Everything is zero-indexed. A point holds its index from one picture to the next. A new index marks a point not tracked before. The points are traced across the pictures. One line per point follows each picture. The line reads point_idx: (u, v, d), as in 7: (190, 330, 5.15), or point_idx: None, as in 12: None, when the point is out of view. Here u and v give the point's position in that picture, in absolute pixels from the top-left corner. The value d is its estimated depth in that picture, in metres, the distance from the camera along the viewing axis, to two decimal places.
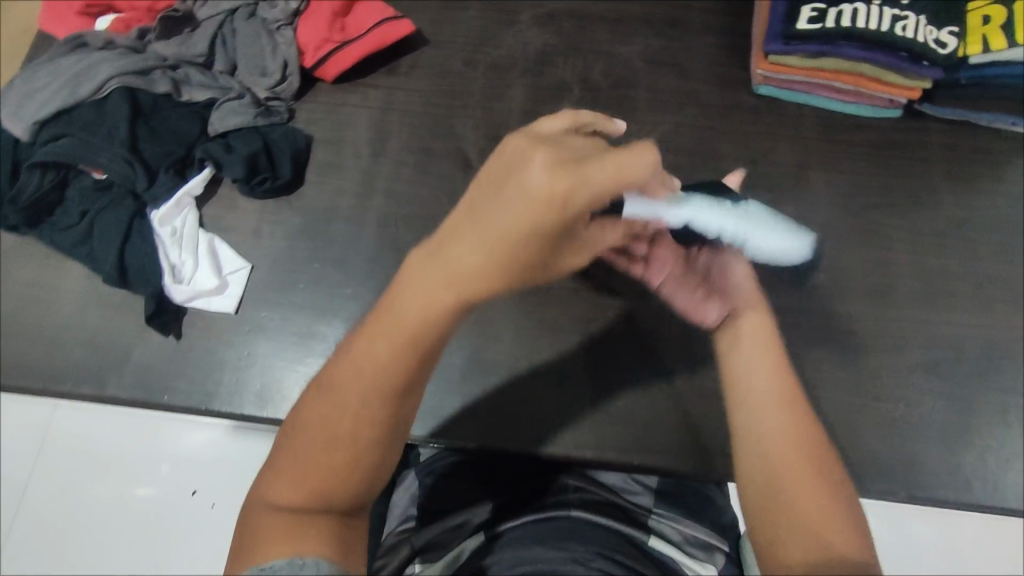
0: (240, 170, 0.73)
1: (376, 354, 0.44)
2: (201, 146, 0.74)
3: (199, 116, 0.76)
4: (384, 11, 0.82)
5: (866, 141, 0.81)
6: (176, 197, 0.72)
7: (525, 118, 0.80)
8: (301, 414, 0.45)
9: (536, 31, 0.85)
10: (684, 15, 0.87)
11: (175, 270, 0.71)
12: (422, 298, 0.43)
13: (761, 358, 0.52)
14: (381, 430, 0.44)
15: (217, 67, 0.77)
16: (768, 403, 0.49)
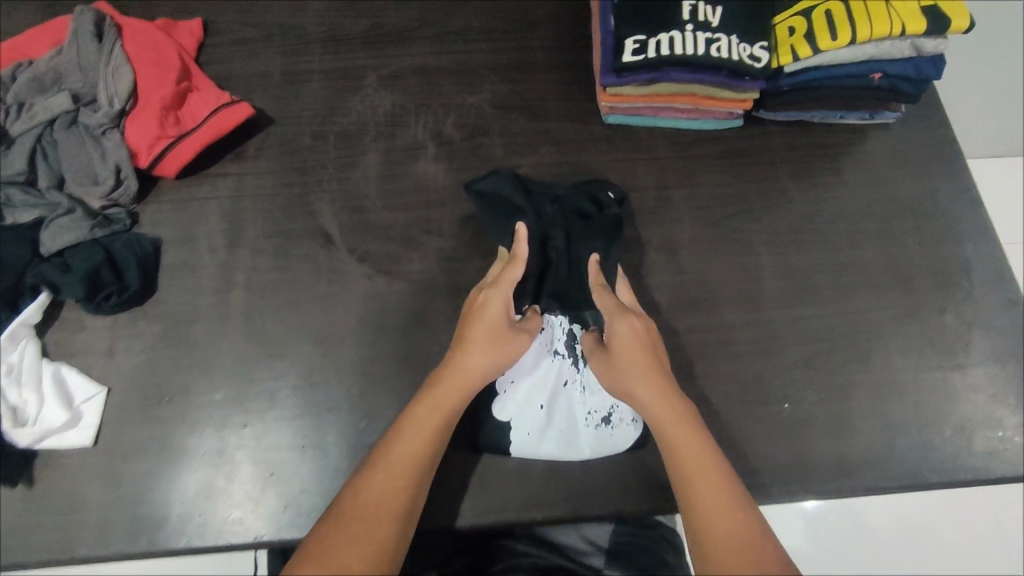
0: (79, 291, 0.68)
1: (413, 450, 0.61)
2: (33, 271, 0.69)
3: (29, 238, 0.71)
4: (220, 97, 0.79)
5: (715, 153, 0.84)
6: (10, 331, 0.67)
7: (383, 183, 0.79)
8: (343, 505, 0.58)
9: (383, 94, 0.85)
10: (528, 57, 0.89)
11: (17, 412, 0.64)
12: (439, 401, 0.64)
13: (697, 454, 0.61)
14: (408, 513, 0.59)
15: (41, 183, 0.73)
16: (710, 490, 0.59)
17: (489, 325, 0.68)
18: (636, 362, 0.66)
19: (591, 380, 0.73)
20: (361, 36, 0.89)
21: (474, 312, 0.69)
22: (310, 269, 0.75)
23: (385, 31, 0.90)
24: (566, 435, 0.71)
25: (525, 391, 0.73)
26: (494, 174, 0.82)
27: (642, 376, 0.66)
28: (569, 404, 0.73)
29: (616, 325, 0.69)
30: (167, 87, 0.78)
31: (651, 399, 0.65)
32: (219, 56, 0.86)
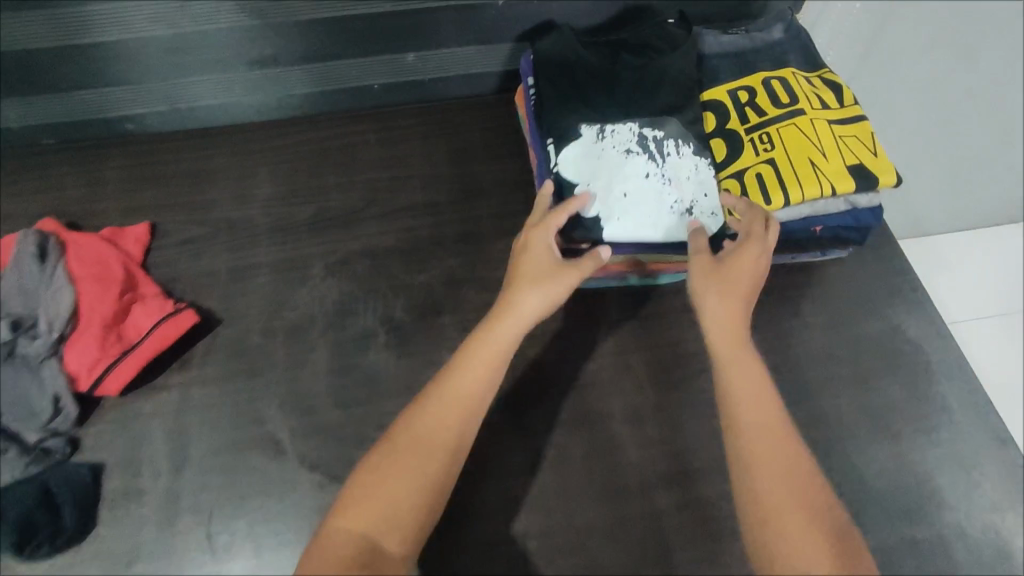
0: (6, 545, 0.64)
1: (441, 435, 0.59)
2: None
3: None
4: (163, 308, 0.78)
5: (669, 310, 0.83)
6: None
7: (333, 381, 0.77)
8: (333, 531, 0.55)
9: (330, 282, 0.84)
10: (476, 226, 0.90)
11: None
12: (439, 428, 0.59)
13: (754, 398, 0.59)
14: (423, 500, 0.56)
15: None
16: (762, 456, 0.57)
17: (538, 267, 0.67)
18: (745, 270, 0.65)
19: (672, 171, 0.74)
20: (308, 222, 0.89)
21: (509, 305, 0.65)
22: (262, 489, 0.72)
23: (331, 215, 0.90)
24: (648, 215, 0.72)
25: (607, 186, 0.73)
26: (447, 355, 0.79)
27: (747, 358, 0.62)
28: (654, 188, 0.73)
29: (707, 288, 0.64)
30: (108, 303, 0.77)
31: (750, 395, 0.60)
32: (167, 258, 0.86)
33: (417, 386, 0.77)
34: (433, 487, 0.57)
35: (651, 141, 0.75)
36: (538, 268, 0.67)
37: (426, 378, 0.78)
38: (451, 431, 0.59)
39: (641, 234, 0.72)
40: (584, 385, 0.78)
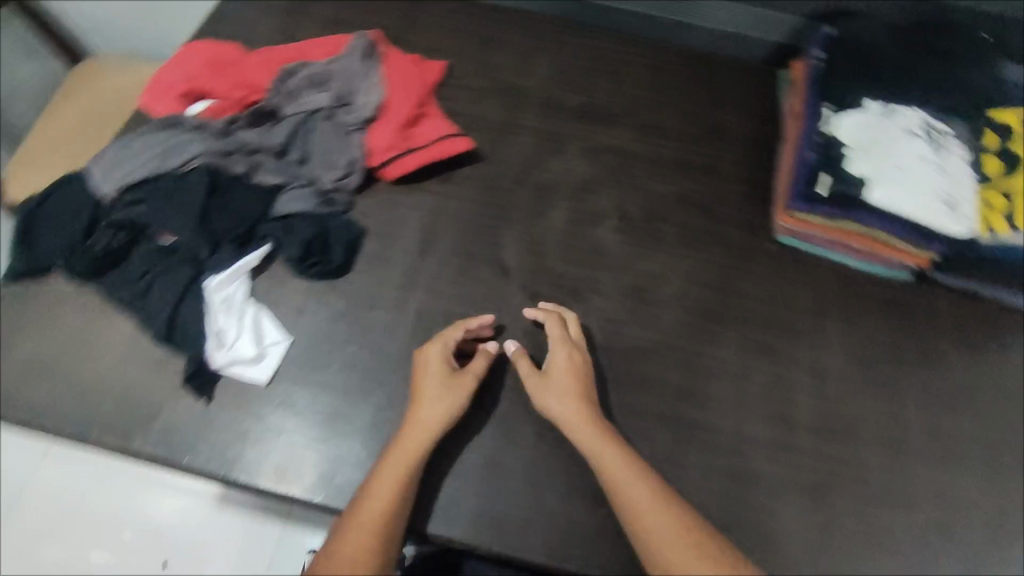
0: (296, 250, 0.78)
1: (393, 475, 0.64)
2: (264, 224, 0.80)
3: (266, 197, 0.82)
4: (448, 128, 0.90)
5: (879, 297, 0.86)
6: (234, 268, 0.76)
7: (563, 238, 0.87)
8: (338, 544, 0.59)
9: (580, 162, 0.94)
10: (717, 165, 0.97)
11: (220, 335, 0.73)
12: (382, 495, 0.62)
13: (637, 487, 0.64)
14: (382, 531, 0.61)
15: (290, 157, 0.85)
16: (663, 531, 0.61)
17: (433, 380, 0.70)
18: (570, 376, 0.72)
19: (945, 164, 0.80)
20: (574, 108, 1.00)
21: (422, 395, 0.69)
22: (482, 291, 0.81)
23: (594, 110, 1.00)
24: (915, 190, 0.78)
25: (884, 156, 0.80)
26: (663, 257, 0.87)
27: (604, 458, 0.66)
28: (926, 172, 0.79)
29: (553, 395, 0.70)
30: (409, 109, 0.90)
31: (640, 486, 0.64)
32: (452, 95, 0.99)
33: (632, 269, 0.86)
34: (392, 524, 0.61)
35: (928, 134, 0.82)
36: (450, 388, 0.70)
37: (642, 266, 0.86)
38: (383, 497, 0.62)
39: (901, 206, 0.78)
40: (778, 328, 0.84)
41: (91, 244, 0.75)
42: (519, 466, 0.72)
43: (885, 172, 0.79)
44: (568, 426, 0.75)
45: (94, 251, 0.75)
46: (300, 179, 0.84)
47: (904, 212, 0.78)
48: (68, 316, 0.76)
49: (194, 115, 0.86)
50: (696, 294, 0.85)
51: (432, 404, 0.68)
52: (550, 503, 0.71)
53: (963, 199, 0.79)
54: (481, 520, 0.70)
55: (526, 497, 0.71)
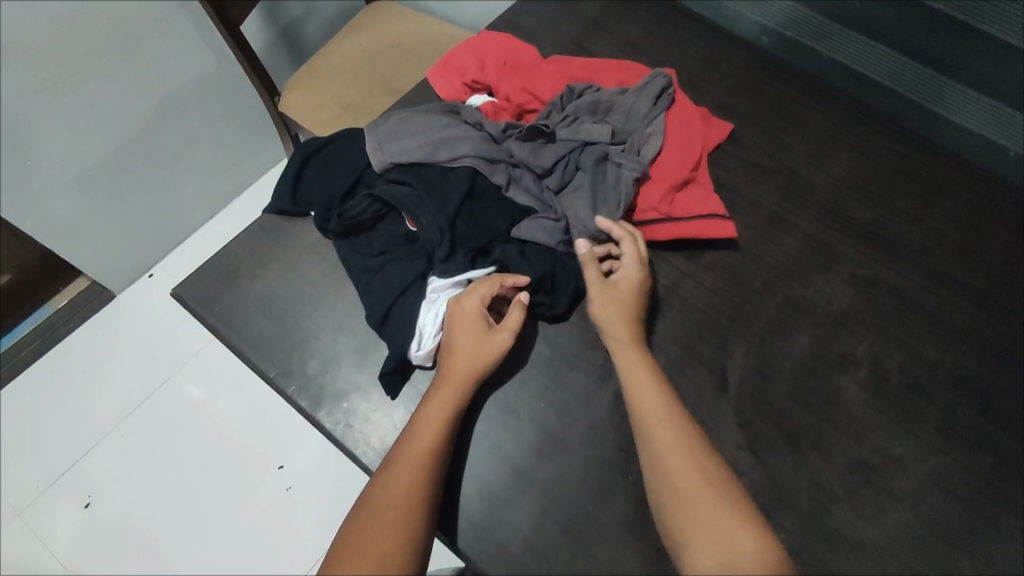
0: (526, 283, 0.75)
1: (441, 406, 0.67)
2: (501, 245, 0.78)
3: (512, 217, 0.80)
4: (716, 207, 0.83)
5: None
6: (459, 279, 0.74)
7: (798, 370, 0.76)
8: (391, 470, 0.62)
9: (846, 289, 0.81)
10: (1016, 351, 0.79)
11: (421, 337, 0.72)
12: (429, 431, 0.65)
13: (672, 423, 0.65)
14: (428, 460, 0.63)
15: (548, 184, 0.81)
16: (695, 465, 0.62)
17: (467, 312, 0.71)
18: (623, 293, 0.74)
19: None
20: (861, 225, 0.86)
21: (460, 338, 0.70)
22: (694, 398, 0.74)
23: (884, 234, 0.85)
24: None
25: None
26: (912, 439, 0.73)
27: (661, 422, 0.65)
28: None
29: (611, 306, 0.73)
30: (681, 172, 0.83)
31: (662, 415, 0.66)
32: (727, 164, 0.90)
33: (868, 438, 0.73)
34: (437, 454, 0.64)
35: None
36: (486, 335, 0.70)
37: (880, 442, 0.73)
38: (434, 433, 0.65)
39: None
40: None
41: (348, 208, 0.77)
42: None
43: None
44: None
45: (346, 216, 0.77)
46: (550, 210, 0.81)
47: None
48: (306, 265, 0.80)
49: (474, 111, 0.85)
50: (936, 499, 0.71)
51: (471, 336, 0.70)
52: None
53: None
54: None
55: None
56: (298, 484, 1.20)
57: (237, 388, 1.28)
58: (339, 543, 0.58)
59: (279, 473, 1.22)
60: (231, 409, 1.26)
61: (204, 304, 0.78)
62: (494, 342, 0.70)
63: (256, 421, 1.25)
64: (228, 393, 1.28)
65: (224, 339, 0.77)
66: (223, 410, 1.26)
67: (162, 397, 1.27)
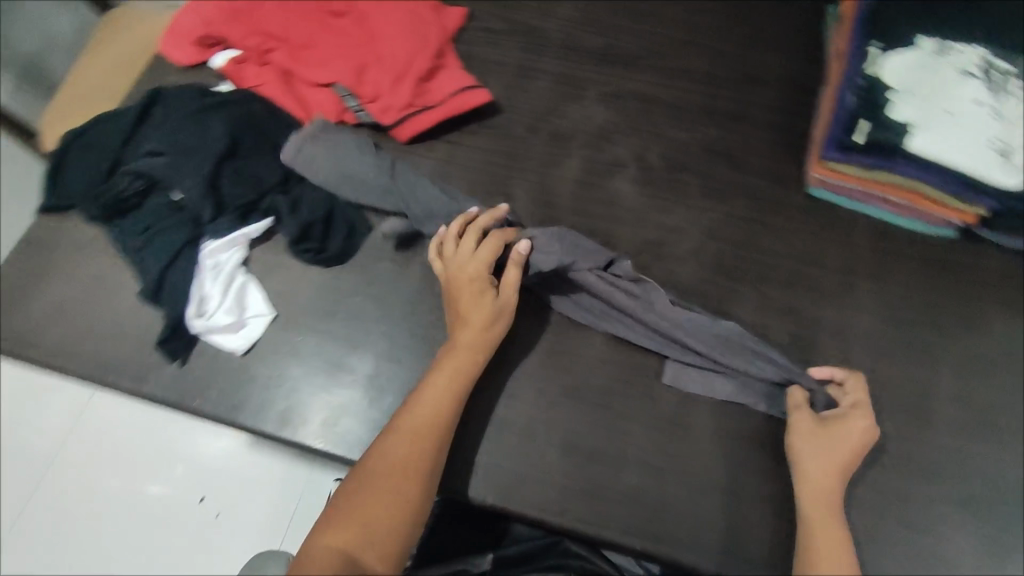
0: (292, 231, 0.77)
1: (452, 381, 0.67)
2: (272, 198, 0.79)
3: (283, 170, 0.81)
4: (465, 79, 0.86)
5: (917, 257, 0.80)
6: (232, 237, 0.76)
7: (576, 190, 0.84)
8: (393, 441, 0.63)
9: (599, 108, 0.90)
10: (748, 110, 0.90)
11: (202, 302, 0.74)
12: (434, 399, 0.66)
13: (823, 455, 0.65)
14: (433, 441, 0.64)
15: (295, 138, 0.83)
16: (827, 503, 0.64)
17: (467, 275, 0.70)
18: (840, 440, 0.66)
19: (1004, 107, 0.72)
20: (597, 52, 0.94)
21: (472, 296, 0.70)
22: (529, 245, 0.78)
23: (619, 53, 0.94)
24: (975, 133, 0.72)
25: (938, 93, 0.73)
26: (683, 210, 0.83)
27: (822, 475, 0.64)
28: (983, 113, 0.72)
29: (810, 449, 0.66)
30: (423, 61, 0.87)
31: (835, 457, 0.65)
32: (469, 37, 0.95)
33: (647, 222, 0.82)
34: (441, 437, 0.64)
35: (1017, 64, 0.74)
36: (494, 300, 0.70)
37: (658, 220, 0.82)
38: (440, 406, 0.65)
39: (946, 157, 0.71)
40: (801, 290, 0.79)
41: (110, 187, 0.76)
42: (519, 419, 0.73)
43: (955, 97, 0.73)
44: (566, 381, 0.75)
45: (106, 197, 0.76)
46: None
47: (970, 147, 0.71)
48: (87, 262, 0.78)
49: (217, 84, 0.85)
50: (713, 249, 0.81)
51: (478, 304, 0.69)
52: (544, 455, 0.71)
53: (1006, 160, 0.71)
54: (476, 469, 0.70)
55: (522, 446, 0.72)
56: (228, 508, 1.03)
57: (159, 459, 1.06)
58: (325, 518, 0.59)
59: (201, 506, 1.04)
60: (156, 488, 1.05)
61: None
62: (497, 313, 0.70)
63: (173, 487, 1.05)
64: (154, 470, 1.06)
65: (30, 358, 0.75)
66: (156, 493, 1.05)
67: (67, 497, 1.05)
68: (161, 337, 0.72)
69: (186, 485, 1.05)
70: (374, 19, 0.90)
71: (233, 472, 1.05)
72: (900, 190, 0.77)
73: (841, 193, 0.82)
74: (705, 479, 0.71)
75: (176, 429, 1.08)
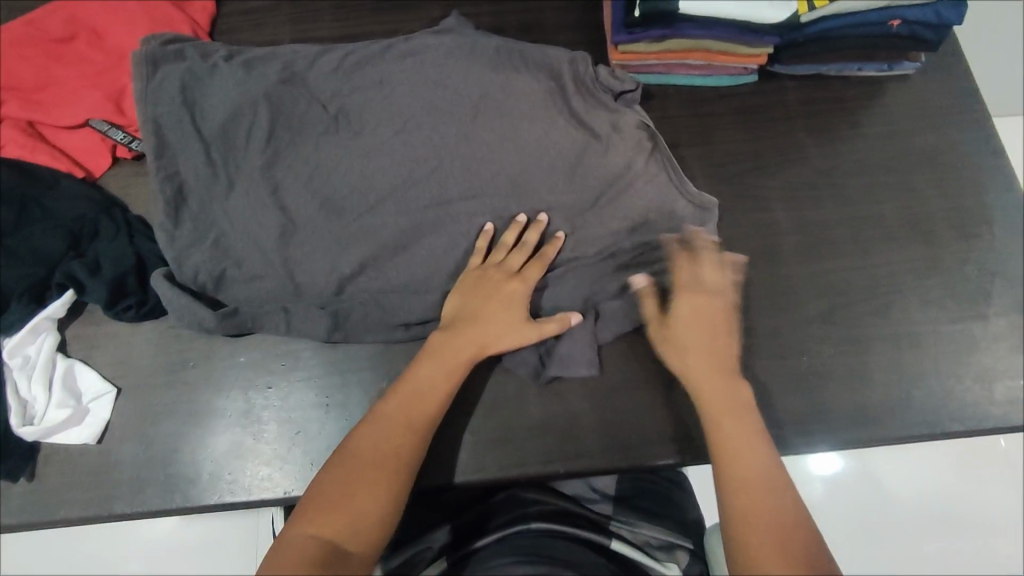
0: (103, 294, 0.68)
1: (427, 382, 0.64)
2: (63, 266, 0.69)
3: (65, 230, 0.70)
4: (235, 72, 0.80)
5: (727, 111, 0.84)
6: (32, 325, 0.67)
7: None
8: (377, 415, 0.62)
9: None
10: (539, 17, 0.89)
11: (26, 406, 0.65)
12: (411, 401, 0.62)
13: (735, 405, 0.62)
14: (409, 433, 0.61)
15: (67, 193, 0.73)
16: (756, 448, 0.60)
17: (500, 329, 0.67)
18: (714, 383, 0.64)
19: None
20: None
21: (491, 294, 0.68)
22: (408, 80, 0.76)
23: None
24: None
25: None
26: None
27: (730, 441, 0.60)
28: None
29: (732, 411, 0.62)
30: None
31: (719, 399, 0.63)
32: (229, 24, 0.86)
33: None
34: (419, 431, 0.61)
35: None
36: (510, 303, 0.68)
37: None
38: (427, 395, 0.63)
39: (722, 8, 0.73)
40: None
41: None
42: None
43: None
44: None
45: None
46: (95, 208, 0.73)
47: None
48: None
49: None
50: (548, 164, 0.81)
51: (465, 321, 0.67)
52: (449, 420, 0.71)
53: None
54: None
55: None
56: None
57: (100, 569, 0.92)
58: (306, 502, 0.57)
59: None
60: None
61: None
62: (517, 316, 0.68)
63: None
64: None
65: None
66: None
67: None
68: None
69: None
70: (110, 36, 0.79)
71: (184, 556, 0.93)
72: (694, 53, 0.79)
73: (644, 72, 0.83)
74: (604, 383, 0.73)
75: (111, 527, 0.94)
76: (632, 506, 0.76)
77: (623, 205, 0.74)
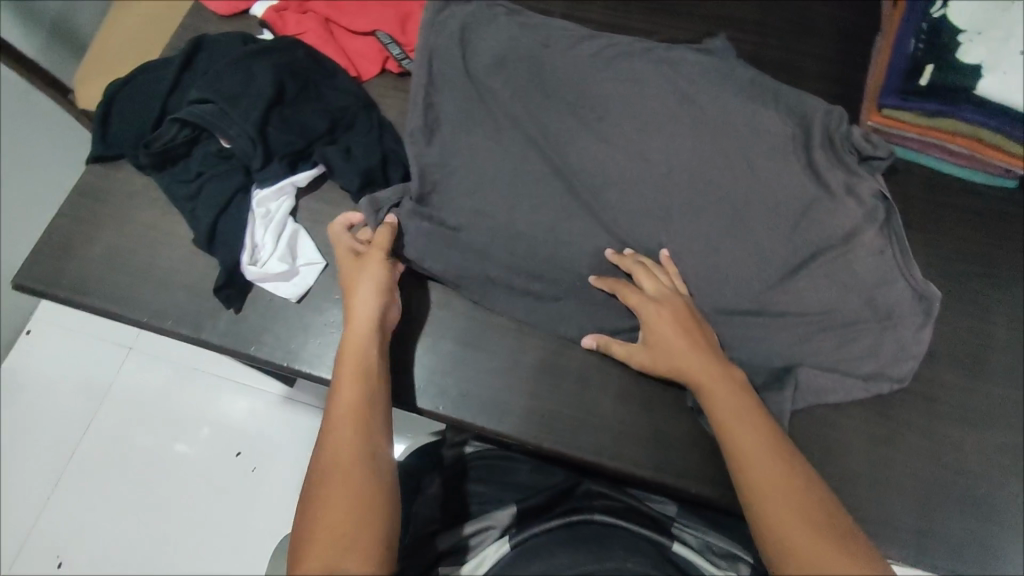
0: (347, 179, 0.77)
1: (348, 377, 0.61)
2: (320, 146, 0.78)
3: (331, 116, 0.79)
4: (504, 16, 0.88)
5: (973, 208, 0.79)
6: (279, 185, 0.76)
7: None
8: (333, 415, 0.58)
9: None
10: (800, 60, 0.88)
11: (255, 250, 0.74)
12: (352, 399, 0.59)
13: (758, 436, 0.58)
14: (369, 422, 0.58)
15: (342, 85, 0.82)
16: (771, 474, 0.55)
17: (365, 276, 0.68)
18: (736, 421, 0.59)
19: None
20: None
21: (359, 263, 0.69)
22: (665, 81, 0.79)
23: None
24: None
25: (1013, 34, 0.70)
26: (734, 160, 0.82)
27: (768, 469, 0.55)
28: None
29: (740, 425, 0.59)
30: None
31: (732, 423, 0.60)
32: None
33: None
34: (375, 419, 0.59)
35: None
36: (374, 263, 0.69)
37: None
38: (351, 387, 0.60)
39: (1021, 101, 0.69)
40: None
41: (156, 135, 0.76)
42: (572, 367, 0.75)
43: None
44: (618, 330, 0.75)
45: (155, 145, 0.75)
46: (358, 105, 0.81)
47: None
48: (141, 212, 0.79)
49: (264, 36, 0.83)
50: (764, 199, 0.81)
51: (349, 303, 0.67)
52: (597, 402, 0.73)
53: None
54: (530, 416, 0.73)
55: (574, 394, 0.74)
56: (261, 463, 1.08)
57: (185, 420, 1.10)
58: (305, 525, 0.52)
59: (238, 460, 1.09)
60: (193, 448, 1.09)
61: (57, 283, 0.76)
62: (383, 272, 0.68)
63: (208, 443, 1.09)
64: (183, 428, 1.10)
65: (90, 306, 0.76)
66: (184, 451, 1.09)
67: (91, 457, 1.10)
68: (217, 284, 0.72)
69: (213, 442, 1.09)
70: None
71: (265, 431, 1.09)
72: (963, 138, 0.74)
73: (894, 142, 0.80)
74: None
75: (202, 383, 1.12)
76: (698, 514, 0.73)
77: (838, 270, 0.73)
